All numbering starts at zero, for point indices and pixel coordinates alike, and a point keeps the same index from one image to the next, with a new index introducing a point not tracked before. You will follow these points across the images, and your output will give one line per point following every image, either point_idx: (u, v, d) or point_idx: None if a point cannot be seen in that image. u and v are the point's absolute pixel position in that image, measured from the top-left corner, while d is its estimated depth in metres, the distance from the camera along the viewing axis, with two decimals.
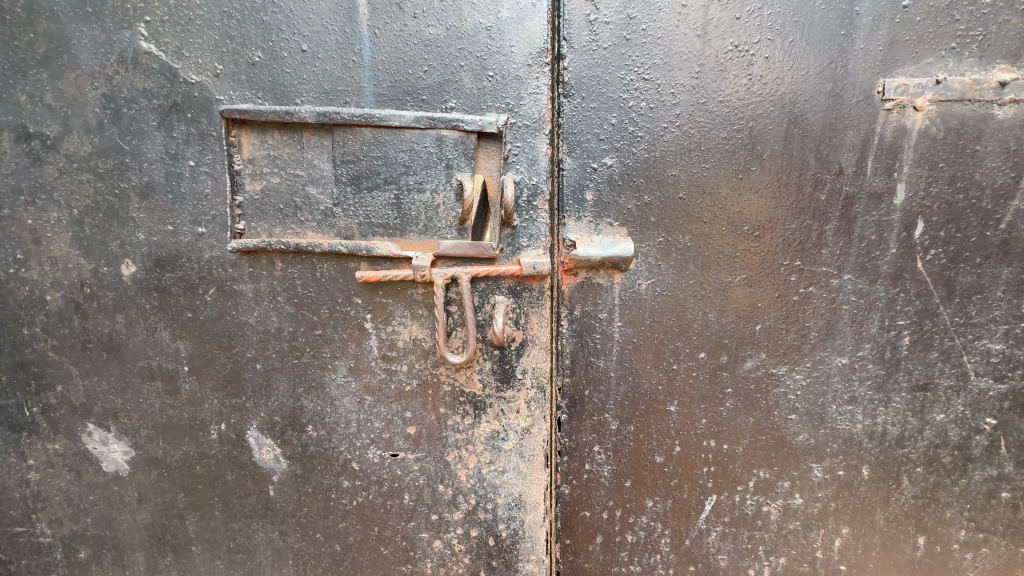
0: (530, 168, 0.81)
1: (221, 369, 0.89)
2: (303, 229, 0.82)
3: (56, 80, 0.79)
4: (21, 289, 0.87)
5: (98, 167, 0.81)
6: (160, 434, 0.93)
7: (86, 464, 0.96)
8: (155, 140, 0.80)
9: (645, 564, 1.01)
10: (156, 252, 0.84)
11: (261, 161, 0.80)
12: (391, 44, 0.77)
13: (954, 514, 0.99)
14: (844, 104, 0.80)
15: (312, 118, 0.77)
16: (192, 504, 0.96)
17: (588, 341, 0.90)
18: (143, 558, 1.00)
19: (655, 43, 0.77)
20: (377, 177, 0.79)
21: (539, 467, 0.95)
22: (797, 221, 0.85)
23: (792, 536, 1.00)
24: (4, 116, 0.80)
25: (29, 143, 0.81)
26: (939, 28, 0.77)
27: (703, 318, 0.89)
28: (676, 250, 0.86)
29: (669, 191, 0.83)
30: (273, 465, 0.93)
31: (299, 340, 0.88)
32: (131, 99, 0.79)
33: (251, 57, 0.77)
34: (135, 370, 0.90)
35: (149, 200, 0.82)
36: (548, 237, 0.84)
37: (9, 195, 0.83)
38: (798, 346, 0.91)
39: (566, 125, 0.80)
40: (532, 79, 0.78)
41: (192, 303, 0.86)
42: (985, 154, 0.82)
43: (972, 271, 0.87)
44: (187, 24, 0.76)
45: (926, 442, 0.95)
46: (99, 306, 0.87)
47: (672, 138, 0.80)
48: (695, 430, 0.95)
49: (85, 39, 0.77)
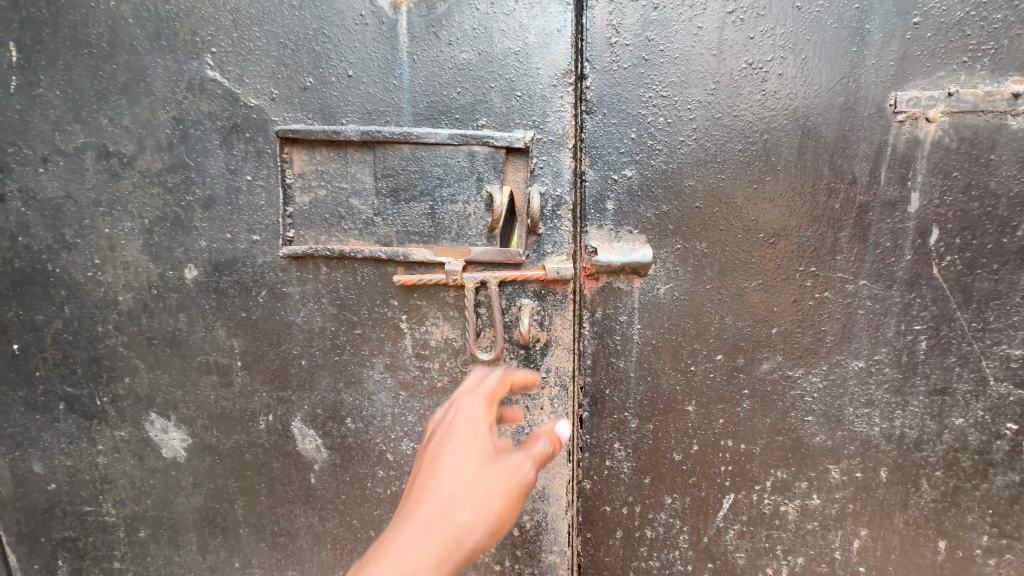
0: (555, 180, 0.87)
1: (270, 364, 0.98)
2: (347, 237, 0.90)
3: (133, 105, 0.89)
4: (98, 290, 0.98)
5: (167, 181, 0.91)
6: (214, 424, 1.02)
7: (148, 450, 1.05)
8: (217, 157, 0.89)
9: (664, 560, 1.05)
10: (216, 257, 0.93)
11: (311, 175, 0.88)
12: (428, 69, 0.84)
13: (976, 519, 0.99)
14: (856, 117, 0.83)
15: (356, 137, 0.85)
16: (241, 489, 1.05)
17: (609, 342, 0.95)
18: (196, 538, 1.09)
19: (673, 63, 0.83)
20: (414, 190, 0.86)
21: (562, 462, 1.00)
22: (811, 229, 0.88)
23: (810, 536, 1.02)
24: (89, 137, 0.91)
25: (109, 160, 0.91)
26: (951, 43, 0.80)
27: (720, 322, 0.94)
28: (693, 257, 0.90)
29: (687, 201, 0.88)
30: (315, 455, 1.01)
31: (340, 338, 0.95)
32: (198, 121, 0.88)
33: (303, 82, 0.85)
34: (194, 365, 0.99)
35: (211, 211, 0.91)
36: (571, 244, 0.90)
37: (91, 207, 0.94)
38: (814, 349, 0.94)
39: (588, 140, 0.86)
40: (557, 98, 0.84)
41: (246, 303, 0.95)
42: (1000, 163, 0.84)
43: (989, 277, 0.89)
44: (248, 54, 0.86)
45: (944, 446, 0.96)
46: (165, 306, 0.97)
47: (689, 150, 0.85)
48: (713, 430, 0.99)
49: (160, 69, 0.87)
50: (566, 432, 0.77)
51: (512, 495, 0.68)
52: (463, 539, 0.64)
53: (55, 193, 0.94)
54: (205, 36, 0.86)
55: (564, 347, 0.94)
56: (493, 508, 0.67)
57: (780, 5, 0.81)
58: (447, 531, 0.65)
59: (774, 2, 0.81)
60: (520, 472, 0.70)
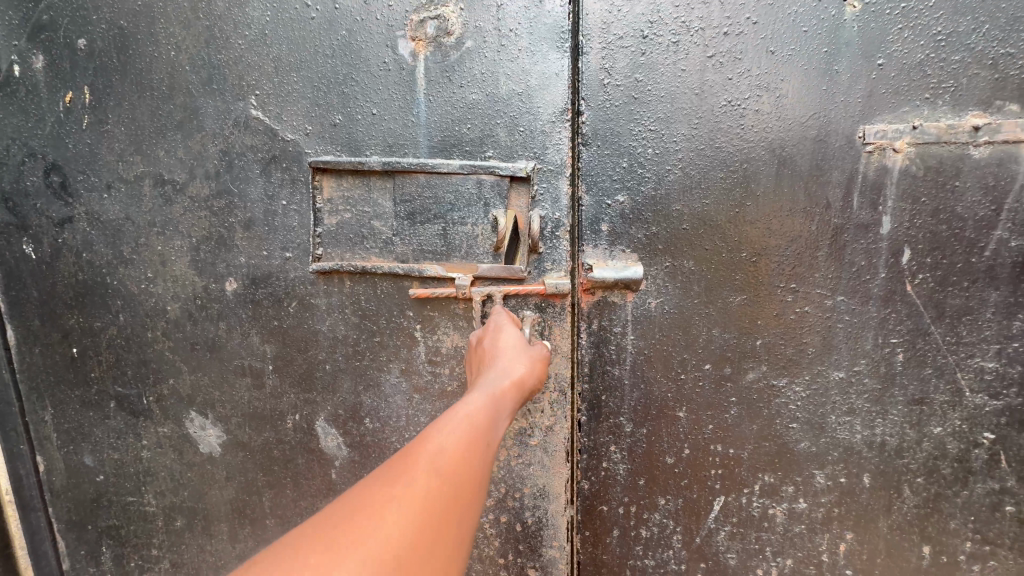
0: (554, 205, 0.97)
1: (297, 368, 1.09)
2: (369, 254, 1.01)
3: (187, 140, 1.02)
4: (149, 300, 1.10)
5: (213, 206, 1.04)
6: (247, 422, 1.13)
7: (187, 445, 1.17)
8: (257, 184, 1.01)
9: (659, 559, 1.11)
10: (254, 272, 1.05)
11: (338, 200, 1.00)
12: (442, 107, 0.95)
13: (959, 525, 1.03)
14: (828, 148, 0.92)
15: (379, 167, 0.96)
16: (269, 483, 1.15)
17: (605, 351, 1.04)
18: (227, 528, 1.19)
19: (660, 100, 0.93)
20: (429, 213, 0.97)
21: (561, 463, 1.08)
22: (790, 248, 0.96)
23: (798, 539, 1.08)
24: (148, 168, 1.04)
25: (164, 187, 1.05)
26: (914, 82, 0.88)
27: (707, 334, 1.01)
28: (682, 273, 0.99)
29: (674, 223, 0.97)
30: (336, 451, 1.11)
31: (361, 345, 1.06)
32: (242, 153, 1.01)
33: (334, 119, 0.98)
34: (231, 368, 1.10)
35: (250, 231, 1.03)
36: (569, 261, 0.99)
37: (146, 228, 1.07)
38: (797, 360, 1.01)
39: (584, 168, 0.96)
40: (555, 133, 0.94)
41: (278, 313, 1.06)
42: (965, 190, 0.91)
43: (960, 294, 0.95)
44: (287, 96, 0.98)
45: (924, 453, 1.01)
46: (207, 315, 1.09)
47: (676, 178, 0.95)
48: (703, 435, 1.06)
49: (211, 108, 1.00)
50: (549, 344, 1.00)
51: (542, 366, 0.91)
52: (526, 376, 0.84)
53: (116, 215, 1.07)
54: (250, 80, 0.99)
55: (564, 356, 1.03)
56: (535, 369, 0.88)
57: (755, 50, 0.90)
58: (516, 369, 0.84)
59: (750, 47, 0.90)
60: (543, 355, 0.93)
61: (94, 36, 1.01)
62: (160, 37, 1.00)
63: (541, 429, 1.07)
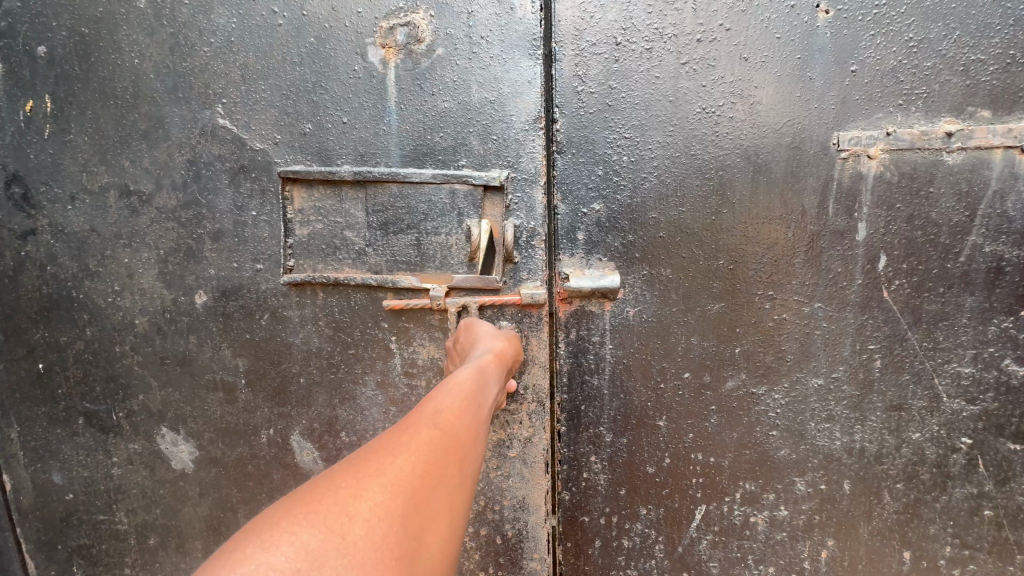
0: (529, 214, 0.95)
1: (271, 382, 1.06)
2: (342, 265, 0.98)
3: (153, 149, 0.99)
4: (117, 314, 1.07)
5: (181, 217, 1.01)
6: (220, 437, 1.10)
7: (158, 461, 1.14)
8: (226, 195, 0.99)
9: (641, 569, 1.11)
10: (224, 283, 1.03)
11: (309, 210, 0.98)
12: (414, 116, 0.94)
13: (938, 530, 1.03)
14: (803, 155, 0.91)
15: (350, 176, 0.94)
16: (243, 499, 1.12)
17: (584, 361, 1.03)
18: (201, 545, 1.16)
19: (634, 108, 0.92)
20: (402, 223, 0.95)
21: (541, 475, 1.06)
22: (767, 255, 0.96)
23: (780, 546, 1.07)
24: (113, 178, 1.01)
25: (129, 198, 1.02)
26: (887, 88, 0.88)
27: (686, 342, 1.01)
28: (660, 282, 0.98)
29: (651, 231, 0.96)
30: (312, 465, 1.09)
31: (335, 358, 1.03)
32: (210, 163, 0.99)
33: (303, 128, 0.96)
34: (202, 382, 1.08)
35: (219, 242, 1.01)
36: (545, 270, 0.98)
37: (113, 240, 1.04)
38: (775, 367, 1.00)
39: (559, 177, 0.95)
40: (529, 141, 0.93)
41: (250, 325, 1.04)
42: (939, 196, 0.91)
43: (936, 299, 0.95)
44: (255, 105, 0.96)
45: (903, 459, 1.01)
46: (177, 328, 1.06)
47: (652, 186, 0.94)
48: (683, 443, 1.05)
49: (177, 117, 0.98)
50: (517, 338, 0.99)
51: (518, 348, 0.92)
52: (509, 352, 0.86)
53: (81, 227, 1.04)
54: (216, 89, 0.97)
55: (541, 366, 1.01)
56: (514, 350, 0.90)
57: (729, 57, 0.89)
58: (496, 347, 0.84)
59: (724, 54, 0.89)
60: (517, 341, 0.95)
61: (55, 42, 0.98)
62: (123, 44, 0.97)
63: (520, 440, 1.05)
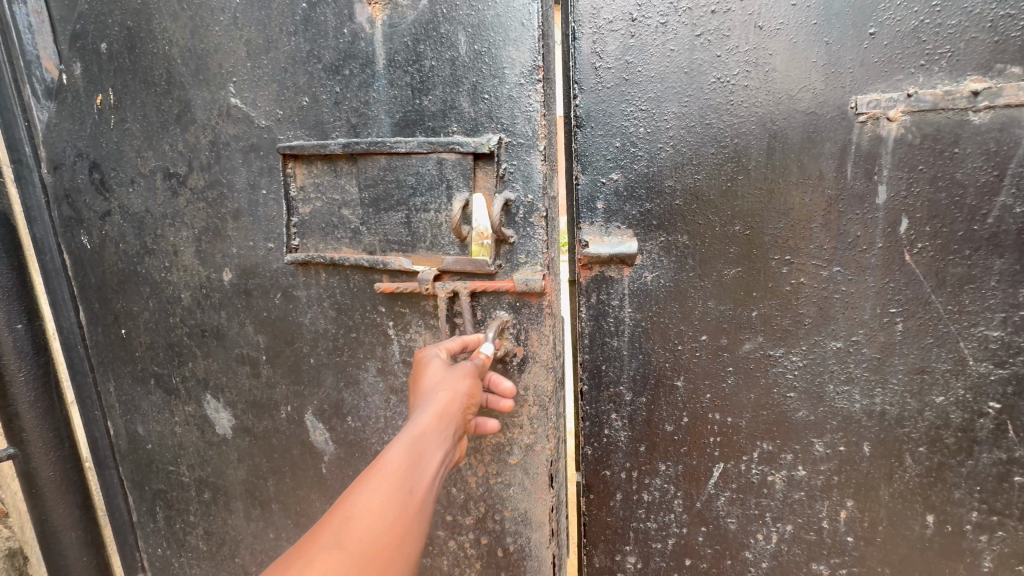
0: (526, 184, 1.03)
1: (286, 359, 1.34)
2: (340, 245, 1.19)
3: (184, 131, 1.29)
4: (169, 288, 1.43)
5: (209, 197, 1.31)
6: (249, 408, 1.42)
7: (206, 425, 1.49)
8: (241, 173, 1.26)
9: (661, 521, 1.18)
10: (244, 262, 1.32)
11: (309, 186, 1.20)
12: (404, 86, 1.08)
13: (963, 495, 1.03)
14: (820, 120, 0.93)
15: (339, 149, 1.13)
16: (271, 471, 1.44)
17: (604, 324, 1.10)
18: (242, 506, 1.51)
19: (650, 81, 0.97)
20: (392, 199, 1.11)
21: (543, 479, 1.14)
22: (784, 221, 0.98)
23: (798, 505, 1.11)
24: (157, 162, 1.34)
25: (171, 179, 1.34)
26: (907, 49, 0.88)
27: (703, 306, 1.05)
28: (676, 248, 1.03)
29: (667, 199, 1.01)
30: (324, 445, 1.35)
31: (341, 342, 1.27)
32: (227, 143, 1.26)
33: (301, 102, 1.17)
34: (233, 355, 1.40)
35: (240, 221, 1.30)
36: (545, 253, 1.05)
37: (162, 219, 1.38)
38: (792, 330, 1.03)
39: (580, 149, 1.03)
40: (525, 98, 1.00)
41: (267, 304, 1.32)
42: (965, 156, 0.89)
43: (961, 262, 0.94)
44: (260, 80, 1.19)
45: (926, 423, 1.02)
46: (211, 304, 1.39)
47: (666, 155, 0.99)
48: (701, 403, 1.10)
49: (200, 99, 1.26)
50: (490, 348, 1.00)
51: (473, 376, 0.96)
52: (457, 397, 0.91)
53: (139, 208, 1.40)
54: (229, 69, 1.21)
55: (540, 364, 1.10)
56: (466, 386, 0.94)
57: (743, 26, 0.92)
58: (444, 396, 0.90)
59: (737, 23, 0.92)
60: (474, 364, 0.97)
61: (111, 39, 1.31)
62: (157, 32, 1.26)
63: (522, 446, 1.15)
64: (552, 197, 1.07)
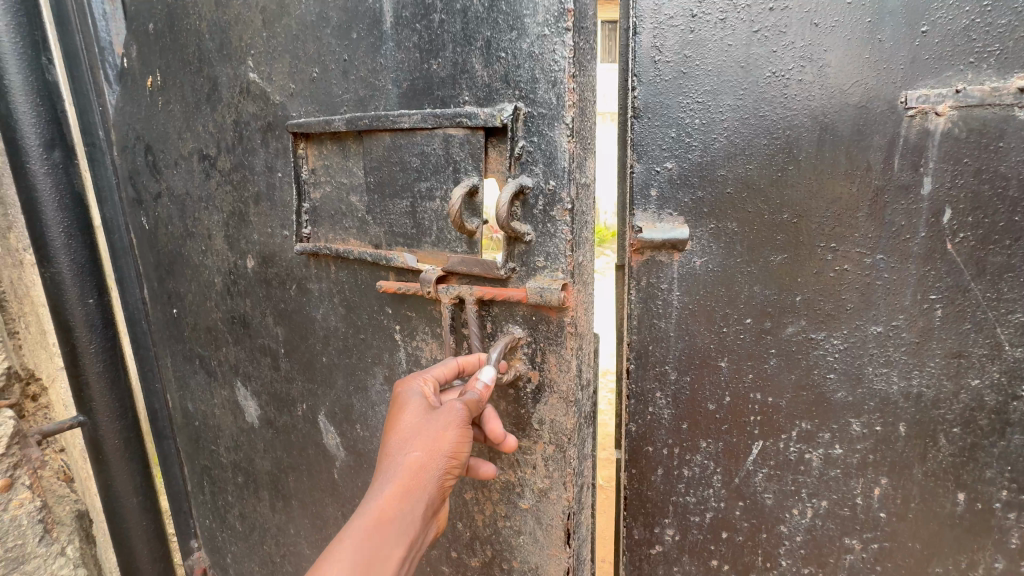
0: (551, 159, 1.06)
1: (302, 355, 1.58)
2: (348, 235, 1.35)
3: (214, 108, 1.56)
4: (207, 271, 1.75)
5: (233, 178, 1.58)
6: (272, 400, 1.71)
7: (238, 410, 1.83)
8: (260, 155, 1.49)
9: (700, 496, 1.24)
10: (263, 249, 1.58)
11: (319, 170, 1.36)
12: (411, 53, 1.17)
13: (994, 475, 1.07)
14: (870, 114, 0.98)
15: (342, 125, 1.25)
16: (291, 466, 1.73)
17: (652, 306, 1.17)
18: (268, 494, 1.83)
19: (708, 75, 1.03)
20: (397, 183, 1.22)
21: (558, 529, 1.23)
22: (830, 210, 1.03)
23: (833, 481, 1.17)
24: (197, 143, 1.63)
25: (205, 161, 1.63)
26: (956, 47, 0.92)
27: (749, 290, 1.11)
28: (726, 234, 1.09)
29: (719, 187, 1.07)
30: (336, 447, 1.57)
31: (349, 343, 1.46)
32: (248, 122, 1.50)
33: (311, 74, 1.34)
34: (258, 344, 1.70)
35: (260, 205, 1.54)
36: (570, 254, 1.08)
37: (198, 202, 1.70)
38: (836, 314, 1.08)
39: (636, 139, 1.10)
40: (550, 54, 1.02)
41: (285, 296, 1.57)
42: (1010, 150, 0.92)
43: (1002, 252, 0.97)
44: (275, 52, 1.39)
45: (961, 405, 1.06)
46: (239, 289, 1.69)
47: (720, 146, 1.05)
48: (744, 383, 1.16)
49: (226, 76, 1.50)
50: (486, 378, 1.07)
51: (452, 422, 1.03)
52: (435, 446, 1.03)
53: (182, 190, 1.72)
54: (247, 42, 1.43)
55: (558, 396, 1.17)
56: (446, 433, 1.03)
57: (799, 23, 0.97)
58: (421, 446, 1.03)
59: (794, 20, 0.97)
60: (454, 408, 1.04)
61: (157, 21, 1.61)
62: (191, 11, 1.53)
63: (535, 491, 1.25)
64: (582, 184, 1.09)
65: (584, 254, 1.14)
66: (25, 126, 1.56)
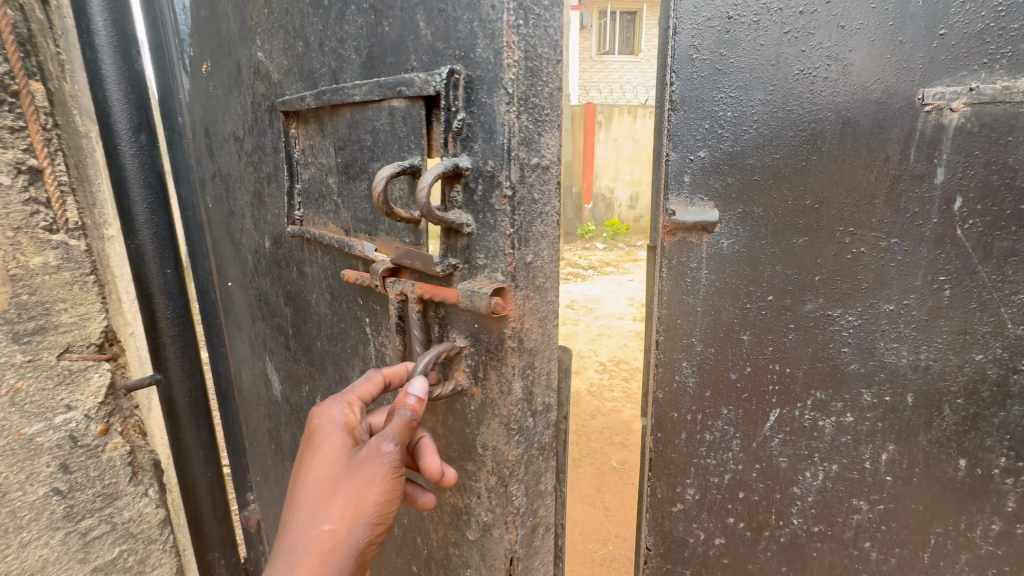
0: (490, 127, 1.05)
1: (307, 336, 1.70)
2: (326, 220, 1.44)
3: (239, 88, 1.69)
4: (244, 249, 1.90)
5: (251, 155, 1.72)
6: (287, 379, 1.85)
7: (266, 384, 1.98)
8: (268, 135, 1.61)
9: (719, 458, 1.36)
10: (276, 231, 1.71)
11: (305, 150, 1.47)
12: (371, 21, 1.22)
13: (994, 443, 1.16)
14: (890, 109, 1.07)
15: (311, 102, 1.35)
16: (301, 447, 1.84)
17: (683, 283, 1.29)
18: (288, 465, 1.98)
19: (741, 72, 1.14)
20: (358, 161, 1.28)
21: (500, 570, 1.22)
22: (850, 197, 1.13)
23: (844, 447, 1.27)
24: (230, 122, 1.77)
25: (237, 142, 1.77)
26: (972, 49, 1.00)
27: (772, 270, 1.21)
28: (752, 219, 1.20)
29: (747, 174, 1.18)
30: None
31: (336, 329, 1.55)
32: (259, 103, 1.62)
33: (296, 48, 1.44)
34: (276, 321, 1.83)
35: (271, 187, 1.66)
36: (509, 243, 1.07)
37: (235, 181, 1.84)
38: (851, 292, 1.18)
39: (672, 130, 1.21)
40: (489, 9, 1.01)
41: (289, 278, 1.71)
42: (1019, 143, 1.00)
43: (1008, 237, 1.06)
44: (273, 26, 1.50)
45: (965, 377, 1.15)
46: (263, 267, 1.83)
47: (750, 137, 1.16)
48: (764, 355, 1.27)
49: (245, 55, 1.64)
50: (414, 401, 1.03)
51: (376, 470, 1.02)
52: (356, 496, 1.02)
53: (227, 170, 1.87)
54: (255, 21, 1.56)
55: (499, 421, 1.15)
56: (371, 481, 1.02)
57: (827, 26, 1.07)
58: (344, 491, 1.03)
59: (822, 22, 1.08)
60: (380, 455, 1.02)
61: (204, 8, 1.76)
62: None
63: (480, 524, 1.26)
64: (528, 162, 1.08)
65: (536, 252, 1.13)
66: (114, 107, 1.70)
